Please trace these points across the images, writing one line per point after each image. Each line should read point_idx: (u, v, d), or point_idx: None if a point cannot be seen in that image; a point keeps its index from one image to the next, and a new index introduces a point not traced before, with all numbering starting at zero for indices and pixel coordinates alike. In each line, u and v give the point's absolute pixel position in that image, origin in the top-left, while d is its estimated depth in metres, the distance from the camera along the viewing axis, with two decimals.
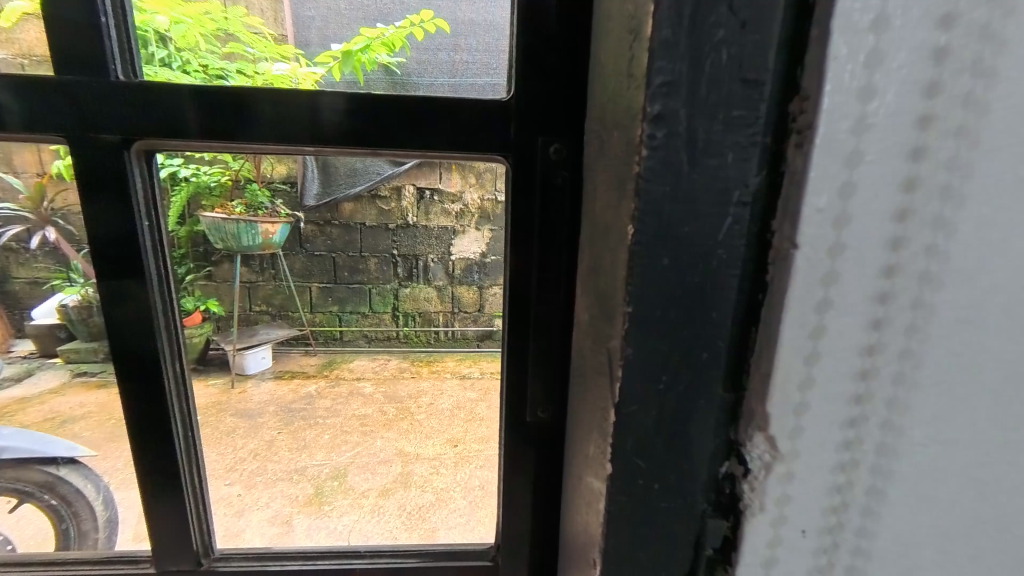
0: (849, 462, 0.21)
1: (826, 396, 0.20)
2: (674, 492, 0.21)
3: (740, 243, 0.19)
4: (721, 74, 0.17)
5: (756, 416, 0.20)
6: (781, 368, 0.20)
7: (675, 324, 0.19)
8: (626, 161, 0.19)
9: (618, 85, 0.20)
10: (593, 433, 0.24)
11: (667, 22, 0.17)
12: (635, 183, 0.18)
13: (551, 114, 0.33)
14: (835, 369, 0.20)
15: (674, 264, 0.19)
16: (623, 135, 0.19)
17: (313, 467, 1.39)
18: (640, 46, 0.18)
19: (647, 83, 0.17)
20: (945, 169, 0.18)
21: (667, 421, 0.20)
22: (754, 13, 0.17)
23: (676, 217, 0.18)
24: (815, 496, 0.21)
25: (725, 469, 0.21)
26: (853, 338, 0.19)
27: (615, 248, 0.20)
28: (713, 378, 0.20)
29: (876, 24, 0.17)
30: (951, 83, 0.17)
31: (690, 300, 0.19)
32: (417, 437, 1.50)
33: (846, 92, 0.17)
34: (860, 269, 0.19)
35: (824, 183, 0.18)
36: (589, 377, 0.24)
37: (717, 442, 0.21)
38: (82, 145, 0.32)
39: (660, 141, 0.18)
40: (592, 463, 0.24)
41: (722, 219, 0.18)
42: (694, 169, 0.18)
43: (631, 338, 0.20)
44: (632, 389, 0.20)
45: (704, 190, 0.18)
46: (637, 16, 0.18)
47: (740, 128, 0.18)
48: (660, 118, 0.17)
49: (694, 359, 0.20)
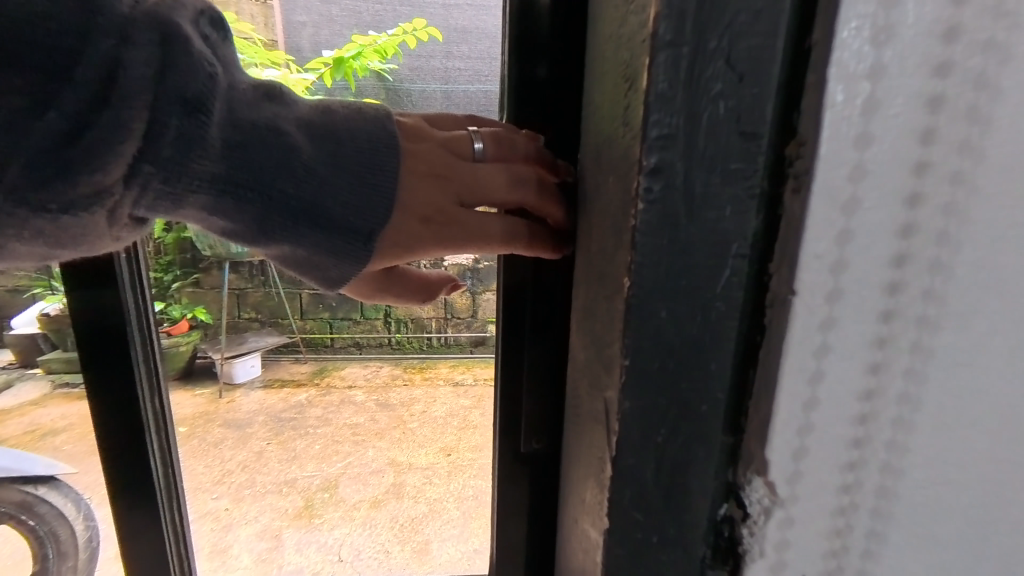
0: (848, 505, 0.21)
1: (824, 442, 0.20)
2: (673, 543, 0.21)
3: (742, 292, 0.18)
4: (719, 126, 0.17)
5: (754, 459, 0.20)
6: (780, 414, 0.19)
7: (673, 376, 0.19)
8: (622, 211, 0.19)
9: (613, 131, 0.19)
10: (590, 479, 0.23)
11: (664, 75, 0.16)
12: (630, 235, 0.18)
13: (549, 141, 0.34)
14: (833, 414, 0.20)
15: (670, 316, 0.18)
16: (619, 183, 0.19)
17: (302, 478, 1.73)
18: (636, 96, 0.17)
19: (643, 135, 0.17)
20: (942, 213, 0.18)
21: (665, 472, 0.20)
22: (752, 64, 0.16)
23: (675, 270, 0.18)
24: (815, 539, 0.21)
25: (723, 512, 0.21)
26: (851, 383, 0.19)
27: (611, 298, 0.20)
28: (712, 427, 0.20)
29: (871, 71, 0.17)
30: (946, 129, 0.17)
31: (689, 353, 0.19)
32: (409, 446, 1.87)
33: (842, 139, 0.17)
34: (858, 315, 0.19)
35: (822, 231, 0.18)
36: (584, 420, 0.24)
37: (716, 488, 0.21)
38: (113, 128, 0.25)
39: (656, 193, 0.17)
40: (588, 510, 0.23)
41: (719, 271, 0.18)
42: (691, 222, 0.17)
43: (629, 392, 0.19)
44: (628, 440, 0.20)
45: (702, 242, 0.18)
46: (631, 64, 0.18)
47: (738, 180, 0.17)
48: (657, 170, 0.17)
49: (692, 410, 0.19)
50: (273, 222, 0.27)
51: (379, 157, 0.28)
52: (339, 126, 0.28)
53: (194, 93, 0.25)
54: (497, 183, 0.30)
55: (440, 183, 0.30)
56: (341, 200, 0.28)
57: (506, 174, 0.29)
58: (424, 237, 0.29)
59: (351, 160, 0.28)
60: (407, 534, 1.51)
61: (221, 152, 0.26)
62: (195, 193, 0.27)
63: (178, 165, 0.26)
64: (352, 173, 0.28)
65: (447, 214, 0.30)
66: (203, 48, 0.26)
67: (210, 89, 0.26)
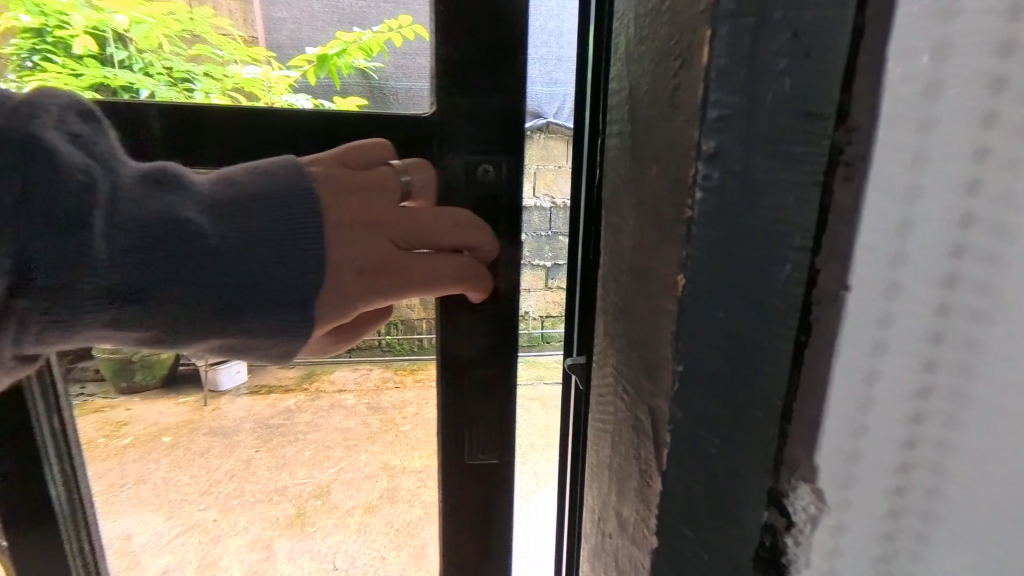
0: (898, 508, 0.20)
1: (874, 442, 0.19)
2: (723, 549, 0.20)
3: (801, 290, 0.18)
4: (782, 106, 0.17)
5: (800, 466, 0.19)
6: (830, 418, 0.19)
7: (730, 364, 0.19)
8: (674, 200, 0.19)
9: (657, 115, 0.20)
10: (631, 492, 0.23)
11: (724, 49, 0.17)
12: (685, 228, 0.18)
13: (481, 144, 0.45)
14: (884, 413, 0.19)
15: (728, 314, 0.18)
16: (668, 170, 0.19)
17: (292, 487, 1.82)
18: (691, 73, 0.18)
19: (701, 117, 0.17)
20: (1004, 201, 0.17)
21: (717, 472, 0.20)
22: (817, 39, 0.16)
23: (733, 265, 0.18)
24: (863, 545, 0.20)
25: (766, 519, 0.20)
26: (901, 380, 0.19)
27: (658, 295, 0.20)
28: (763, 424, 0.19)
29: (934, 48, 0.16)
30: (1011, 110, 0.16)
31: (749, 343, 0.19)
32: (402, 450, 1.52)
33: (900, 121, 0.16)
34: (911, 311, 0.18)
35: (876, 222, 0.17)
36: (619, 431, 0.24)
37: (763, 496, 0.20)
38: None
39: (715, 181, 0.17)
40: (629, 527, 0.23)
41: (779, 266, 0.18)
42: (752, 211, 0.17)
43: (681, 393, 0.19)
44: (683, 439, 0.20)
45: (760, 235, 0.18)
46: (683, 41, 0.18)
47: (800, 165, 0.17)
48: (716, 155, 0.17)
49: (748, 405, 0.19)
50: (169, 309, 0.33)
51: (307, 224, 0.34)
52: (257, 196, 0.34)
53: (75, 212, 0.30)
54: (424, 230, 0.39)
55: (377, 234, 0.37)
56: (246, 268, 0.33)
57: (446, 225, 0.40)
58: (371, 281, 0.37)
59: (255, 236, 0.33)
60: (403, 539, 1.33)
61: (108, 267, 0.31)
62: (96, 311, 0.31)
63: (67, 283, 0.31)
64: (252, 240, 0.33)
65: (393, 259, 0.38)
66: (73, 151, 0.31)
67: (87, 203, 0.30)
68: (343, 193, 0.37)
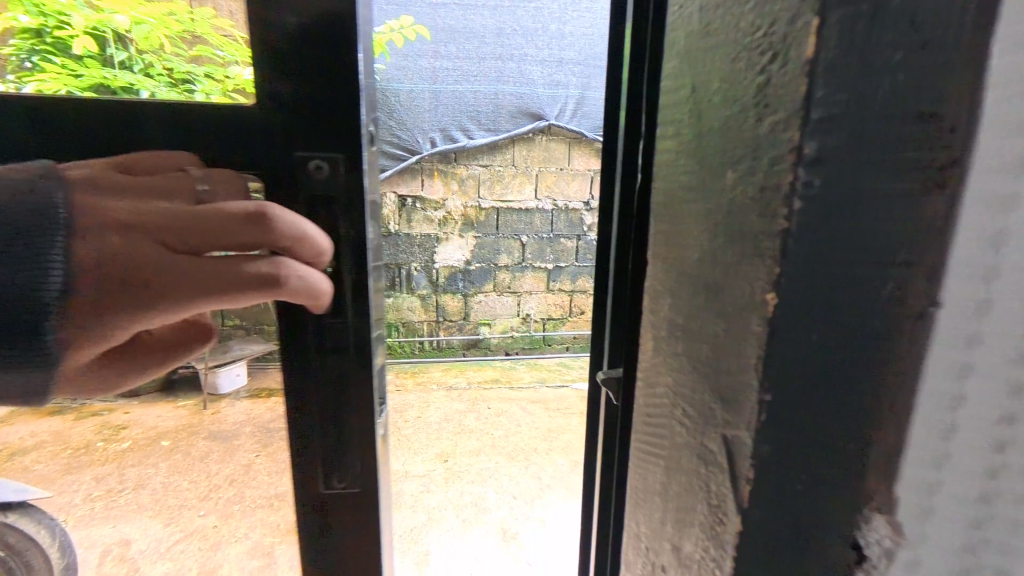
0: (989, 495, 0.23)
1: (969, 425, 0.23)
2: (831, 516, 0.24)
3: (903, 304, 0.22)
4: (899, 112, 0.20)
5: (896, 463, 0.23)
6: (924, 407, 0.22)
7: (837, 333, 0.22)
8: (766, 207, 0.22)
9: (742, 121, 0.23)
10: (698, 506, 0.27)
11: (834, 44, 0.20)
12: (781, 236, 0.22)
13: (297, 137, 0.49)
14: (979, 407, 0.22)
15: (833, 318, 0.22)
16: (759, 167, 0.22)
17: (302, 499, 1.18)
18: (792, 74, 0.21)
19: (803, 117, 0.21)
20: None
21: (816, 453, 0.23)
22: (936, 29, 0.20)
23: (831, 260, 0.21)
24: (949, 531, 0.23)
25: (860, 534, 0.24)
26: (999, 377, 0.22)
27: (742, 297, 0.23)
28: (875, 392, 0.23)
29: None
30: None
31: (855, 319, 0.22)
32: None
33: (1002, 124, 0.20)
34: (1009, 322, 0.22)
35: (974, 218, 0.21)
36: (683, 452, 0.28)
37: (858, 496, 0.23)
38: None
39: (815, 186, 0.21)
40: (693, 551, 0.27)
41: (885, 279, 0.22)
42: (864, 213, 0.21)
43: (770, 388, 0.23)
44: (772, 436, 0.23)
45: (877, 232, 0.21)
46: (781, 40, 0.21)
47: (913, 168, 0.21)
48: (815, 159, 0.21)
49: (867, 362, 0.22)
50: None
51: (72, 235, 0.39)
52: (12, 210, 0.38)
53: None
54: (218, 233, 0.41)
55: (163, 245, 0.40)
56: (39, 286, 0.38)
57: (232, 222, 0.42)
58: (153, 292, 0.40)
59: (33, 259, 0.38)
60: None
61: None
62: None
63: None
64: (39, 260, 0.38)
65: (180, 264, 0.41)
66: None
67: None
68: (131, 208, 0.40)
